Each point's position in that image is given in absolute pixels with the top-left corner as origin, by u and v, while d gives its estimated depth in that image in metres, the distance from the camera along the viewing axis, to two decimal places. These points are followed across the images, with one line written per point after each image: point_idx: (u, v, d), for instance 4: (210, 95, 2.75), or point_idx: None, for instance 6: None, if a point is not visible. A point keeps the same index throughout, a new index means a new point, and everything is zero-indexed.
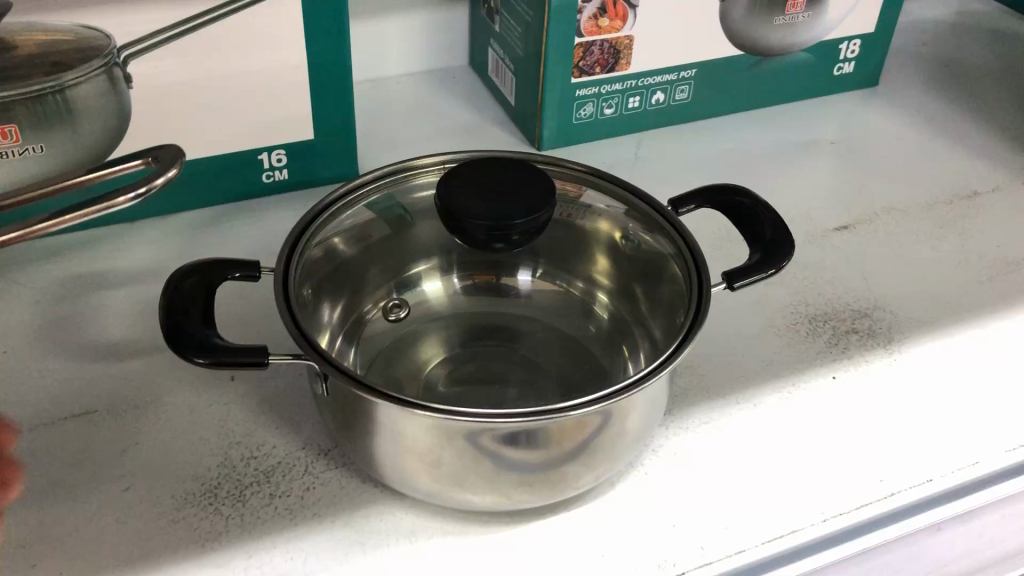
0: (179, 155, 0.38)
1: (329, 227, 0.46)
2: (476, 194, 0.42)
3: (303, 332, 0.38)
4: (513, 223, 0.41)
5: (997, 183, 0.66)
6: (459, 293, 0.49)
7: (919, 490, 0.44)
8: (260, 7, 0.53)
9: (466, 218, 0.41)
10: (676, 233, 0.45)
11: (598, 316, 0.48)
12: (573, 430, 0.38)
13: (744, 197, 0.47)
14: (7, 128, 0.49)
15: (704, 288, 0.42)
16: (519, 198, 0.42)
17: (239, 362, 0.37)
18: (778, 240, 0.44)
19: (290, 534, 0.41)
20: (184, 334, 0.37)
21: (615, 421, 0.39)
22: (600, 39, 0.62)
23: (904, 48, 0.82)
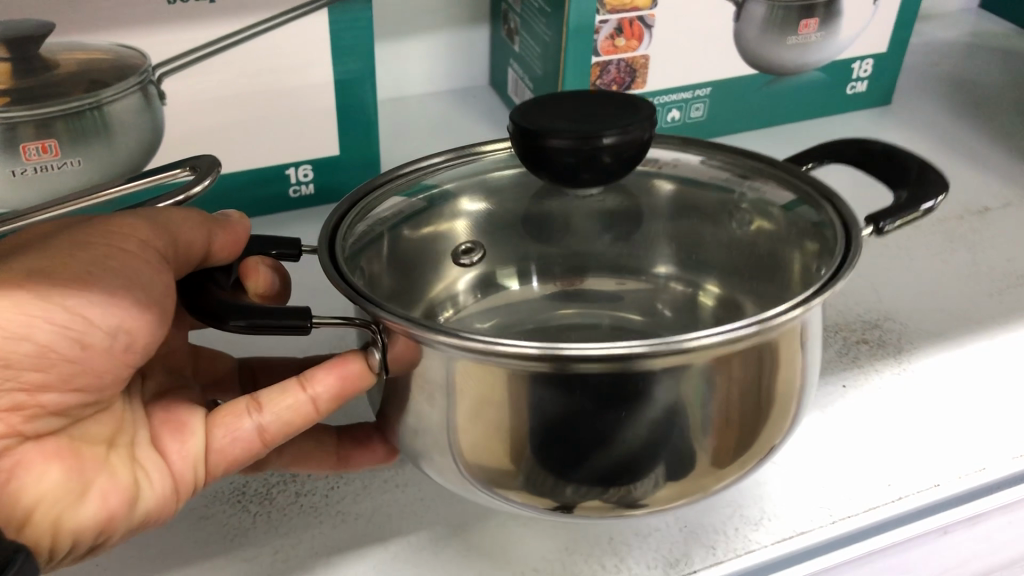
0: (215, 166, 0.39)
1: (382, 206, 0.43)
2: (564, 118, 0.38)
3: (366, 297, 0.35)
4: (604, 144, 0.37)
5: (1009, 199, 0.67)
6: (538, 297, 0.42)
7: (928, 495, 0.44)
8: (289, 29, 0.56)
9: (549, 138, 0.37)
10: (799, 182, 0.42)
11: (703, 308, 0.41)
12: (725, 388, 0.34)
13: (874, 145, 0.44)
14: (47, 142, 0.52)
15: (851, 240, 0.38)
16: (600, 119, 0.38)
17: (280, 323, 0.34)
18: (927, 181, 0.41)
19: (315, 529, 0.43)
20: (213, 305, 0.35)
21: (747, 391, 0.35)
22: (616, 59, 0.64)
23: (918, 68, 0.84)
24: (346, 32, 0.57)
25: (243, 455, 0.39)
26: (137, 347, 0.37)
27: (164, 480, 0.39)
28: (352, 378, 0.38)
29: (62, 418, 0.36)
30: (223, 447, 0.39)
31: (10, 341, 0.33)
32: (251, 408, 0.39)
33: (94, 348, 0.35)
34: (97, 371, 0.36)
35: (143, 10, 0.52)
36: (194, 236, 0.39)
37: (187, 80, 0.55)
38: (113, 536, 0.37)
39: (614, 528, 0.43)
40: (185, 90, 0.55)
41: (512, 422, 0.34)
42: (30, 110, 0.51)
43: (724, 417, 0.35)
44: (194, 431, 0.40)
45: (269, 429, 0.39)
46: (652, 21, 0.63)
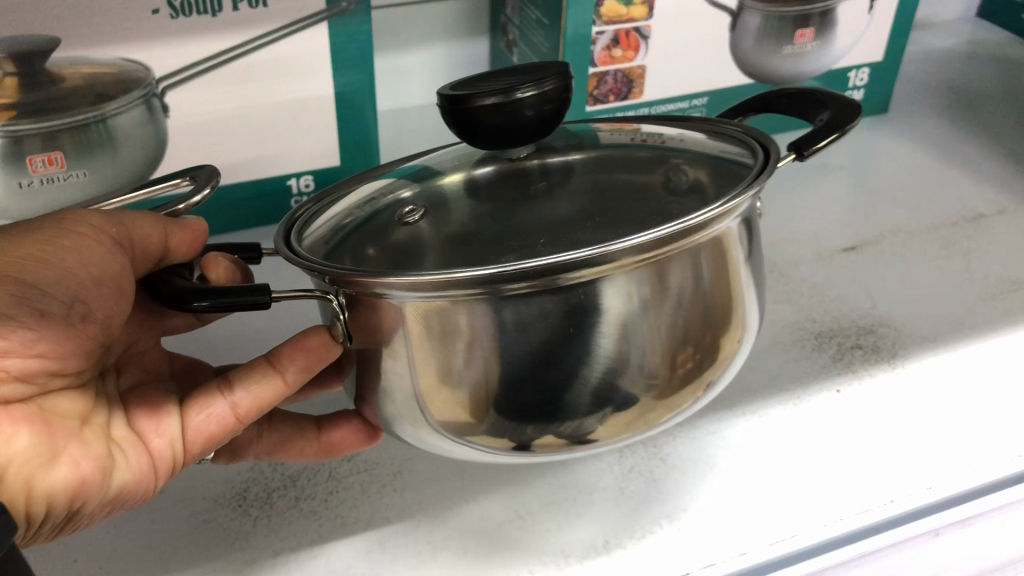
0: (216, 174, 0.40)
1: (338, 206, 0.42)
2: (481, 85, 0.38)
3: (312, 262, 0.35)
4: (521, 97, 0.36)
5: (1004, 206, 0.67)
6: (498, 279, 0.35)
7: (919, 498, 0.45)
8: (290, 43, 0.57)
9: (471, 100, 0.37)
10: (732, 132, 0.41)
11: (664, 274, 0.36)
12: (648, 300, 0.33)
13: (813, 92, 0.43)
14: (53, 154, 0.53)
15: (771, 158, 0.37)
16: (522, 78, 0.38)
17: (242, 301, 0.33)
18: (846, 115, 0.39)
19: (313, 532, 0.44)
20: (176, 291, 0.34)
21: (673, 318, 0.34)
22: (613, 69, 0.65)
23: (915, 77, 0.84)
24: (346, 45, 0.58)
25: (219, 433, 0.39)
26: (93, 326, 0.37)
27: (141, 457, 0.38)
28: (319, 351, 0.39)
29: (30, 386, 0.35)
30: (199, 425, 0.39)
31: None
32: (221, 388, 0.39)
33: (52, 319, 0.35)
34: (59, 344, 0.35)
35: (146, 25, 0.53)
36: (151, 233, 0.39)
37: (190, 93, 0.56)
38: (85, 504, 0.35)
39: (607, 529, 0.44)
40: (188, 103, 0.56)
41: (476, 365, 0.34)
42: (37, 123, 0.51)
43: (669, 332, 0.34)
44: (167, 414, 0.39)
45: (242, 405, 0.39)
46: (648, 32, 0.64)
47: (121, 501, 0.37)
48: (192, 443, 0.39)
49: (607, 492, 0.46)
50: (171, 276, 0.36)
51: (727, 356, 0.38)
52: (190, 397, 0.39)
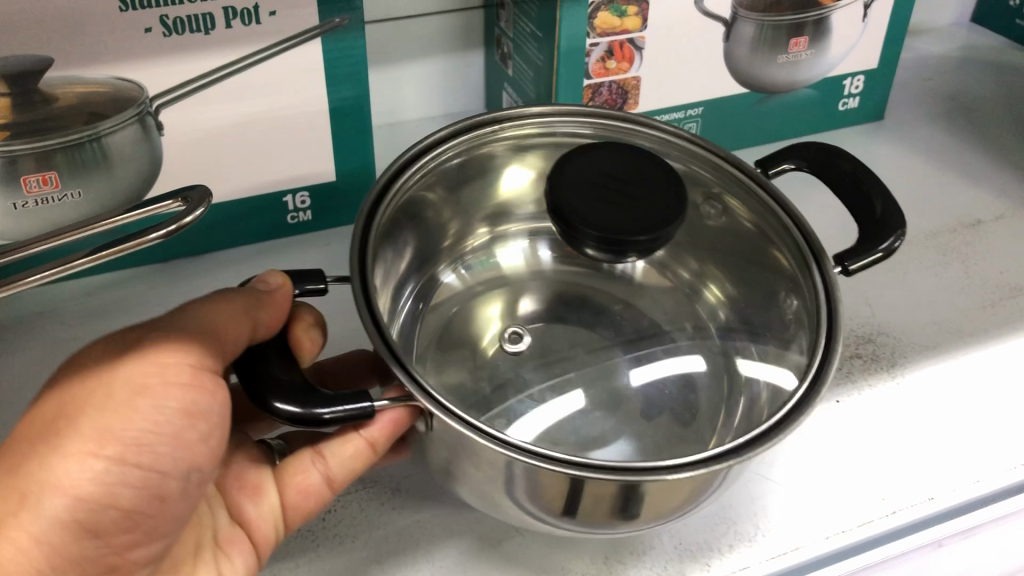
0: (207, 195, 0.40)
1: (416, 174, 0.48)
2: (600, 211, 0.46)
3: (386, 341, 0.39)
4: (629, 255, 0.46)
5: (1001, 212, 0.67)
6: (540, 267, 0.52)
7: (921, 508, 0.45)
8: (285, 60, 0.57)
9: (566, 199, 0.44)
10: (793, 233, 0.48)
11: (707, 299, 0.51)
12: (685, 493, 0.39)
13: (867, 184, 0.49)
14: (47, 174, 0.53)
15: (833, 340, 0.43)
16: (626, 211, 0.46)
17: (360, 415, 0.38)
18: (887, 216, 0.47)
19: (309, 556, 0.44)
20: (291, 391, 0.38)
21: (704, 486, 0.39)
22: (608, 81, 0.64)
23: (910, 82, 0.84)
24: (340, 61, 0.58)
25: (315, 506, 0.44)
26: (201, 476, 0.41)
27: (246, 556, 0.43)
28: (390, 425, 0.40)
29: (153, 560, 0.41)
30: (296, 502, 0.44)
31: (104, 507, 0.37)
32: (314, 458, 0.44)
33: (170, 495, 0.40)
34: (171, 517, 0.40)
35: (140, 44, 0.53)
36: (236, 325, 0.42)
37: (185, 111, 0.56)
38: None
39: (606, 544, 0.44)
40: (182, 121, 0.56)
41: (524, 495, 0.39)
42: (31, 142, 0.52)
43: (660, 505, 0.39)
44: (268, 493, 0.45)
45: (335, 476, 0.44)
46: (643, 43, 0.64)
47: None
48: (292, 519, 0.44)
49: None
50: (275, 367, 0.40)
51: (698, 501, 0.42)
52: (286, 470, 0.44)
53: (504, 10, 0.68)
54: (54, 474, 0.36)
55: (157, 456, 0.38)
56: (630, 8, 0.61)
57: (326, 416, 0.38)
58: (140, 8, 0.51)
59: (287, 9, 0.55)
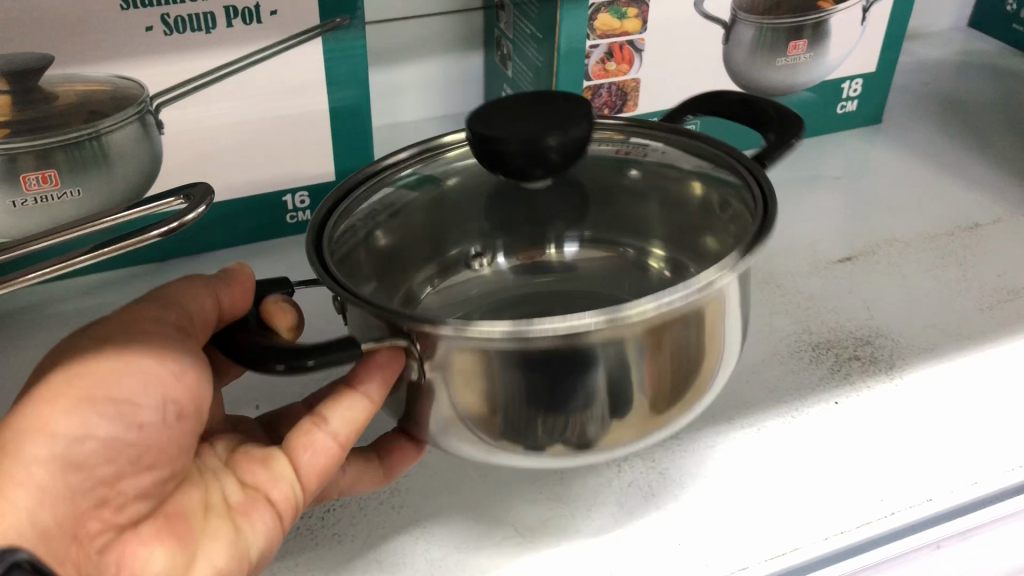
0: (209, 191, 0.40)
1: (353, 212, 0.44)
2: (504, 123, 0.40)
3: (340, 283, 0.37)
4: (547, 144, 0.39)
5: (999, 215, 0.67)
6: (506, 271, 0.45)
7: (919, 509, 0.45)
8: (286, 59, 0.57)
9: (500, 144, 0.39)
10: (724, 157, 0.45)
11: (654, 268, 0.45)
12: (649, 356, 0.36)
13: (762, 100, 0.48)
14: (47, 172, 0.53)
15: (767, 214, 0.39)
16: (545, 118, 0.40)
17: (338, 356, 0.33)
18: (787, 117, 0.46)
19: (311, 552, 0.44)
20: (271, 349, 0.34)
21: (661, 353, 0.36)
22: (607, 82, 0.65)
23: (908, 87, 0.85)
24: (341, 61, 0.58)
25: (330, 465, 0.39)
26: (188, 410, 0.38)
27: (268, 513, 0.39)
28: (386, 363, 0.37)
29: (149, 499, 0.36)
30: (309, 465, 0.39)
31: (76, 447, 0.34)
32: (316, 426, 0.39)
33: (150, 427, 0.36)
34: (161, 449, 0.36)
35: (140, 42, 0.53)
36: (204, 302, 0.40)
37: (185, 110, 0.56)
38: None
39: (605, 545, 0.43)
40: (182, 119, 0.56)
41: (489, 387, 0.36)
42: (31, 141, 0.52)
43: (661, 376, 0.37)
44: (277, 462, 0.39)
45: (343, 436, 0.39)
46: (643, 45, 0.64)
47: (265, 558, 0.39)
48: (309, 482, 0.39)
49: (606, 506, 0.46)
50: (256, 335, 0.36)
51: (706, 380, 0.40)
52: (287, 444, 0.40)
53: (504, 11, 0.68)
54: (36, 417, 0.33)
55: (133, 395, 0.35)
56: (630, 9, 0.62)
57: (310, 361, 0.33)
58: (141, 7, 0.51)
59: (289, 8, 0.55)
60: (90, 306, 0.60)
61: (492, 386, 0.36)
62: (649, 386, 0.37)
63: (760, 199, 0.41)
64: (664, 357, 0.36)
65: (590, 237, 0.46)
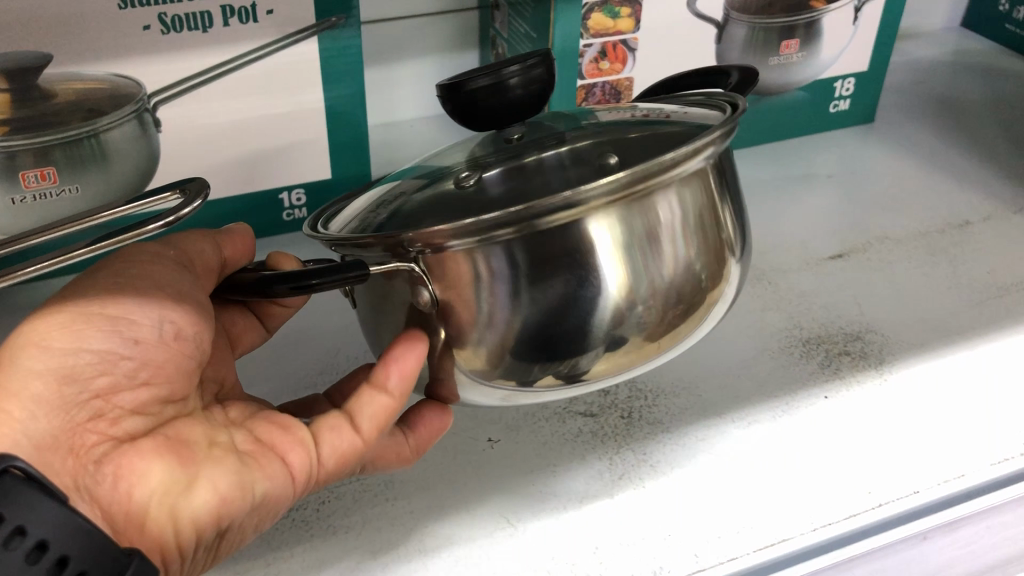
0: (205, 188, 0.40)
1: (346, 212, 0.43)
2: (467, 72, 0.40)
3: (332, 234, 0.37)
4: (509, 73, 0.39)
5: (989, 213, 0.68)
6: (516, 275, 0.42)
7: (907, 502, 0.45)
8: (282, 58, 0.57)
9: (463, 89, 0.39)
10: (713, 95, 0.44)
11: None
12: (642, 246, 0.36)
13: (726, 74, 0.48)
14: (46, 170, 0.54)
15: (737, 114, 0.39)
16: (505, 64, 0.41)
17: (344, 274, 0.34)
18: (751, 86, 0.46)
19: (306, 543, 0.44)
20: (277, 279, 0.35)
21: (654, 246, 0.36)
22: (601, 82, 0.65)
23: (900, 86, 0.85)
24: (336, 60, 0.59)
25: (351, 451, 0.39)
26: (187, 339, 0.37)
27: (280, 467, 0.37)
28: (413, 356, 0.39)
29: (147, 416, 0.35)
30: (333, 446, 0.39)
31: (73, 360, 0.33)
32: (345, 416, 0.40)
33: (147, 344, 0.35)
34: (160, 367, 0.36)
35: (138, 41, 0.53)
36: (207, 248, 0.42)
37: (183, 109, 0.57)
38: (232, 518, 0.35)
39: (597, 535, 0.44)
40: (180, 117, 0.57)
41: (487, 309, 0.36)
42: (32, 138, 0.52)
43: (660, 276, 0.37)
44: (298, 431, 0.39)
45: (365, 426, 0.40)
46: (636, 44, 0.64)
47: (266, 510, 0.37)
48: (329, 462, 0.39)
49: (599, 498, 0.46)
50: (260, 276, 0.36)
51: (719, 293, 0.40)
52: (314, 423, 0.40)
53: (499, 11, 0.69)
54: (33, 333, 0.34)
55: (136, 314, 0.36)
56: (624, 9, 0.62)
57: (315, 281, 0.33)
58: (138, 6, 0.52)
59: (284, 7, 0.56)
60: None
61: (503, 305, 0.36)
62: (665, 291, 0.37)
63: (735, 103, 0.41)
64: (669, 248, 0.37)
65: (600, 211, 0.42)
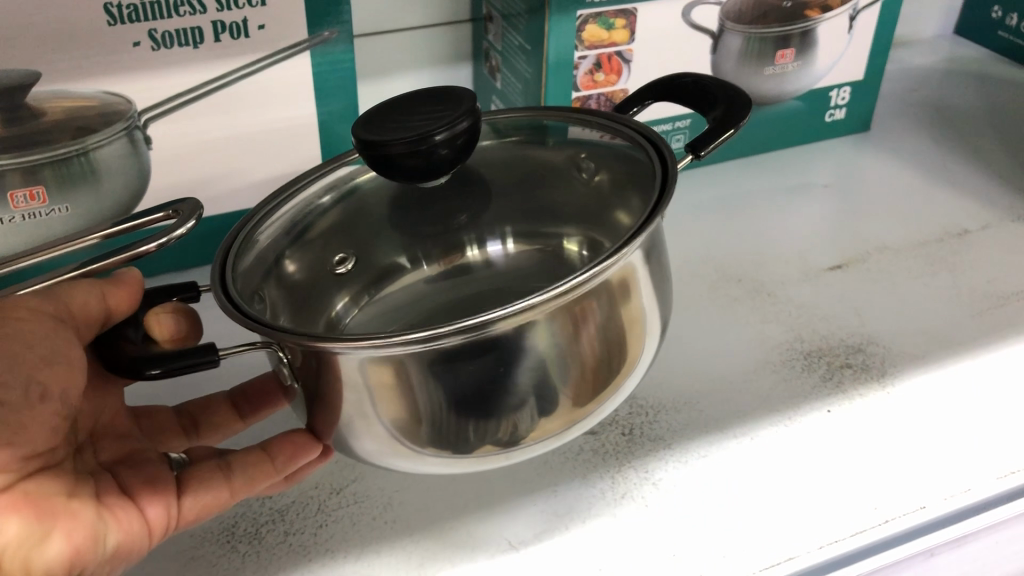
0: (199, 207, 0.40)
1: (268, 231, 0.44)
2: (391, 125, 0.39)
3: (247, 315, 0.37)
4: (435, 140, 0.38)
5: (988, 221, 0.68)
6: (420, 282, 0.44)
7: (913, 518, 0.45)
8: (274, 73, 0.56)
9: (382, 146, 0.38)
10: (644, 137, 0.44)
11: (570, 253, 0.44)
12: (567, 341, 0.37)
13: (688, 77, 0.47)
14: (35, 189, 0.53)
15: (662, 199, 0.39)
16: (431, 115, 0.40)
17: (188, 363, 0.35)
18: (732, 100, 0.45)
19: (303, 568, 0.44)
20: (130, 358, 0.36)
21: (583, 335, 0.37)
22: (596, 93, 0.65)
23: (895, 94, 0.85)
24: (329, 75, 0.58)
25: (214, 505, 0.42)
26: (56, 397, 0.39)
27: (138, 520, 0.40)
28: (302, 446, 0.44)
29: (11, 473, 0.37)
30: (196, 500, 0.42)
31: None
32: (216, 470, 0.43)
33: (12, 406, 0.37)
34: (24, 425, 0.38)
35: (128, 58, 0.53)
36: (90, 301, 0.42)
37: (173, 125, 0.56)
38: (88, 568, 0.38)
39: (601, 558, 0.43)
40: (170, 134, 0.56)
41: (412, 408, 0.37)
42: (16, 158, 0.52)
43: (585, 362, 0.38)
44: (165, 488, 0.42)
45: (239, 484, 0.43)
46: (631, 56, 0.64)
47: (122, 561, 0.39)
48: (188, 513, 0.42)
49: (600, 518, 0.46)
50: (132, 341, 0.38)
51: (636, 352, 0.40)
52: (186, 476, 0.43)
53: (493, 23, 0.68)
54: None
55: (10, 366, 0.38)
56: (618, 21, 0.62)
57: (151, 371, 0.35)
58: (128, 23, 0.51)
59: (276, 22, 0.55)
60: None
61: (427, 393, 0.36)
62: (589, 366, 0.38)
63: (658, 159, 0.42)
64: (594, 332, 0.37)
65: (514, 235, 0.45)
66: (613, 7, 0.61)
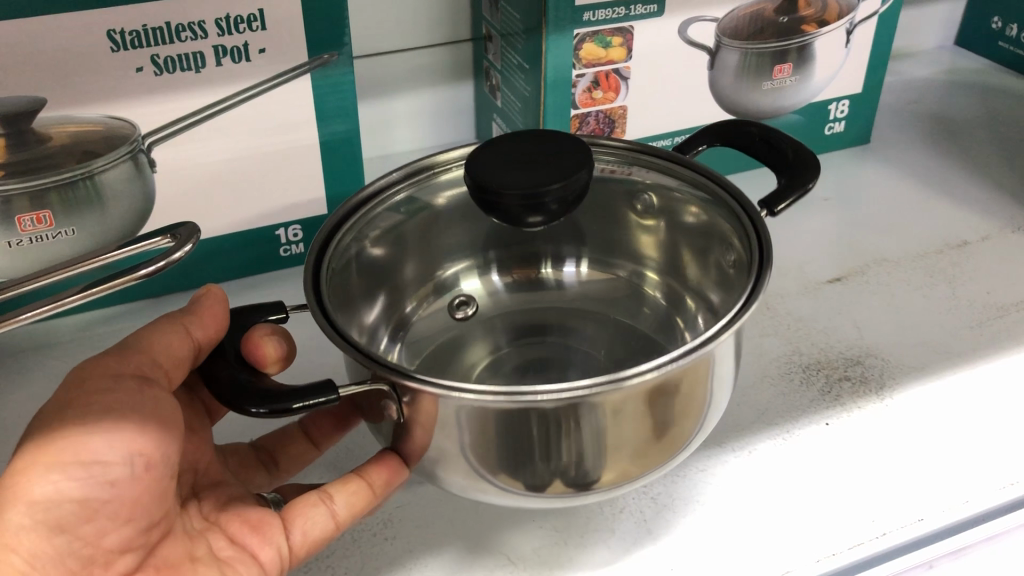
0: (195, 230, 0.43)
1: (351, 238, 0.47)
2: (516, 173, 0.44)
3: (353, 343, 0.38)
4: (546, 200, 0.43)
5: (987, 233, 0.68)
6: (496, 290, 0.54)
7: (911, 529, 0.45)
8: (275, 95, 0.57)
9: (502, 191, 0.43)
10: (737, 214, 0.46)
11: (649, 297, 0.52)
12: (653, 407, 0.37)
13: (752, 126, 0.50)
14: (42, 213, 0.54)
15: (756, 292, 0.39)
16: (551, 168, 0.44)
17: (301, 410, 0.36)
18: (801, 161, 0.47)
19: None
20: (245, 393, 0.37)
21: (674, 415, 0.38)
22: (595, 110, 0.65)
23: (895, 105, 0.85)
24: (329, 96, 0.59)
25: (322, 538, 0.44)
26: (157, 462, 0.40)
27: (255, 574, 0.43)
28: (392, 470, 0.43)
29: (137, 552, 0.40)
30: (303, 536, 0.44)
31: (50, 502, 0.37)
32: (318, 503, 0.44)
33: (121, 485, 0.38)
34: (133, 502, 0.39)
35: (130, 83, 0.53)
36: (175, 343, 0.43)
37: (177, 148, 0.57)
38: None
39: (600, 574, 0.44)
40: (173, 156, 0.57)
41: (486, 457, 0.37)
42: (22, 183, 0.52)
43: (669, 418, 0.38)
44: (272, 530, 0.44)
45: (343, 515, 0.44)
46: (628, 73, 0.64)
47: None
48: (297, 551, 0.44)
49: (595, 533, 0.46)
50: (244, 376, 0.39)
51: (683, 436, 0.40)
52: (292, 508, 0.44)
53: (492, 42, 0.69)
54: (15, 484, 0.37)
55: (102, 432, 0.38)
56: (615, 38, 0.62)
57: (254, 408, 0.36)
58: (131, 49, 0.52)
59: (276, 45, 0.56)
60: (83, 347, 0.60)
61: (520, 439, 0.36)
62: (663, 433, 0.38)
63: (752, 231, 0.45)
64: (678, 397, 0.37)
65: (587, 261, 0.53)
66: (609, 26, 0.61)
